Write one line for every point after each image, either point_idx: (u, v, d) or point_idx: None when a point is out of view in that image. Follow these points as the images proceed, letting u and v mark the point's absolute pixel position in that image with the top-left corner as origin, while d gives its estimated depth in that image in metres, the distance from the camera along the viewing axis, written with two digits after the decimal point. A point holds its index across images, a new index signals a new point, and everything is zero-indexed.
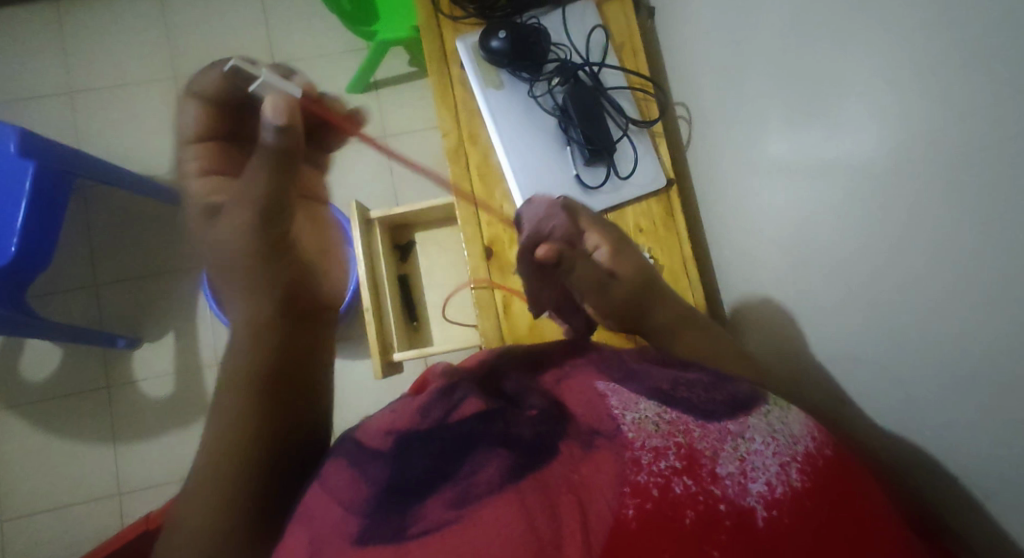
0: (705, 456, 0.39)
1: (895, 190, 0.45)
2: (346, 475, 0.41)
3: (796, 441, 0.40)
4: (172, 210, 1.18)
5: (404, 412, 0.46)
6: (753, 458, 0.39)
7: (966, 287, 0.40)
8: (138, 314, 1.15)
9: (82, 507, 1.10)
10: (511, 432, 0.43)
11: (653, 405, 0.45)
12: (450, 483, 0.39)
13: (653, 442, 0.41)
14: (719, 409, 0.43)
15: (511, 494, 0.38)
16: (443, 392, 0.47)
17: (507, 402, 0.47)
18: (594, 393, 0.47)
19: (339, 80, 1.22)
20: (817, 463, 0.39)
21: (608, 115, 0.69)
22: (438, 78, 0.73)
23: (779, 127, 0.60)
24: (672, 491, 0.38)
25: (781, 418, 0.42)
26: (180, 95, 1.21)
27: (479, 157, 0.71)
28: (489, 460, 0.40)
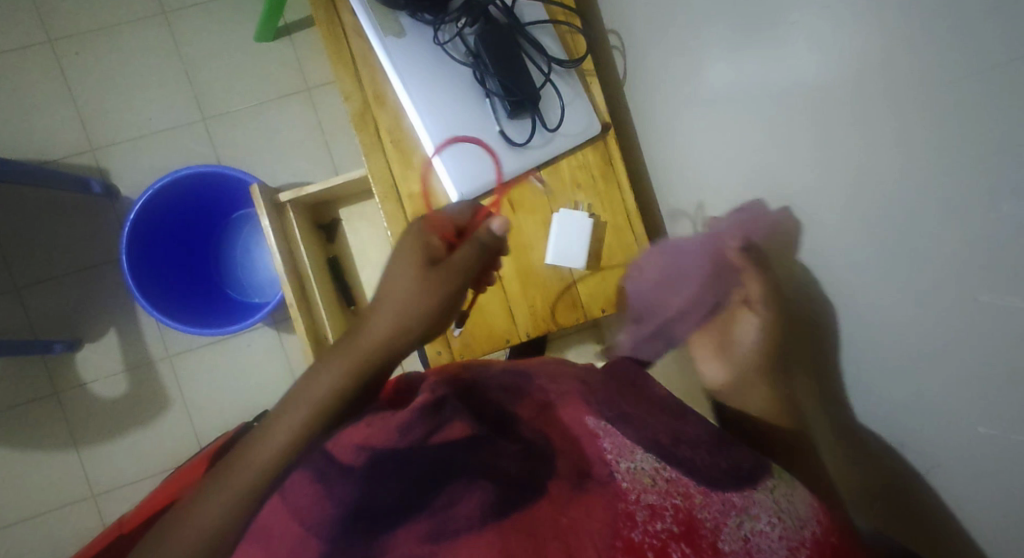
0: (705, 527, 0.37)
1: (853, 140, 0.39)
2: (311, 491, 0.41)
3: (803, 525, 0.36)
4: (83, 199, 1.07)
5: (385, 424, 0.44)
6: (758, 540, 0.36)
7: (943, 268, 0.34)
8: (72, 314, 1.07)
9: (58, 513, 1.09)
10: (495, 464, 0.43)
11: (651, 458, 0.43)
12: (426, 515, 0.40)
13: (648, 499, 0.40)
14: (721, 477, 0.41)
15: (488, 539, 0.38)
16: (427, 408, 0.46)
17: (492, 429, 0.46)
18: (586, 430, 0.47)
19: (244, 27, 1.08)
20: (825, 550, 0.34)
21: (528, 58, 0.59)
22: (327, 27, 0.62)
23: (720, 55, 0.52)
24: (667, 556, 0.36)
25: (789, 497, 0.38)
26: (61, 62, 1.06)
27: (389, 121, 0.62)
28: (469, 493, 0.40)
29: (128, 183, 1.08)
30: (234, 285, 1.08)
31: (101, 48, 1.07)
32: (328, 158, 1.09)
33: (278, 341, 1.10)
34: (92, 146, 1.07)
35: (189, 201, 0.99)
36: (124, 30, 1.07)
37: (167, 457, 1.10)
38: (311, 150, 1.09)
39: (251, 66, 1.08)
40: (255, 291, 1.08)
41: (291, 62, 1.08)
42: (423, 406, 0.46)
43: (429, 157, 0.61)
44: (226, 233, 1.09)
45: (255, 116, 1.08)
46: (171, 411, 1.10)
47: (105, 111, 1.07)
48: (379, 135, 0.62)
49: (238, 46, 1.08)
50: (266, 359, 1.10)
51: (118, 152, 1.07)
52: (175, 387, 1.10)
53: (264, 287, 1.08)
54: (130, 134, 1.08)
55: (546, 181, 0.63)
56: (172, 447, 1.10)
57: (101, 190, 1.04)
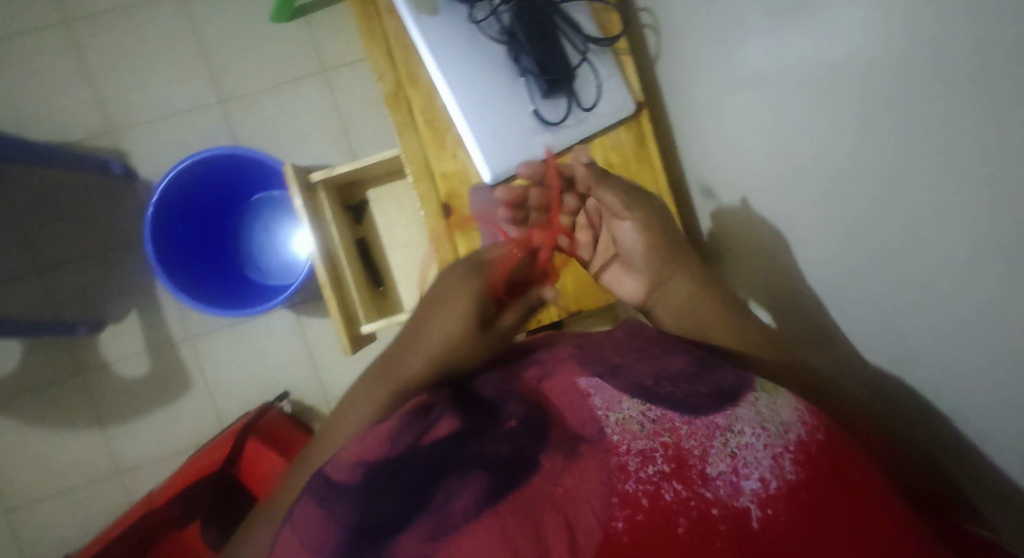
0: (693, 456, 0.38)
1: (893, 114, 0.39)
2: (315, 517, 0.40)
3: (787, 429, 0.38)
4: (103, 180, 1.08)
5: (373, 436, 0.43)
6: (745, 454, 0.37)
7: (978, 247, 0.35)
8: (93, 295, 1.08)
9: (84, 490, 1.11)
10: (487, 451, 0.42)
11: (637, 402, 0.42)
12: (425, 516, 0.39)
13: (638, 446, 0.39)
14: (704, 402, 0.41)
15: (489, 521, 0.37)
16: (416, 413, 0.45)
17: (483, 415, 0.46)
18: (576, 392, 0.45)
19: (262, 7, 1.07)
20: (810, 451, 0.37)
21: (563, 36, 0.59)
22: (361, 7, 0.62)
23: (757, 34, 0.52)
24: (663, 499, 0.37)
25: (771, 405, 0.40)
26: (78, 42, 1.06)
27: (422, 100, 0.62)
28: (464, 486, 0.39)
29: (147, 165, 1.08)
30: (254, 266, 1.09)
31: (118, 29, 1.06)
32: (346, 140, 1.09)
33: (297, 322, 1.11)
34: (110, 127, 1.07)
35: (210, 183, 0.99)
36: (141, 9, 1.06)
37: (190, 436, 1.11)
38: (329, 132, 1.08)
39: (269, 46, 1.07)
40: (276, 273, 1.09)
41: (308, 43, 1.08)
42: (410, 412, 0.45)
43: (464, 138, 0.61)
44: (246, 215, 1.09)
45: (272, 98, 1.08)
46: (193, 391, 1.11)
47: (122, 91, 1.07)
48: (413, 115, 0.62)
49: (255, 27, 1.07)
50: (286, 340, 1.11)
51: (137, 134, 1.07)
52: (198, 367, 1.11)
53: (285, 269, 1.09)
54: (148, 116, 1.07)
55: None
56: (195, 426, 1.11)
57: (121, 171, 1.04)
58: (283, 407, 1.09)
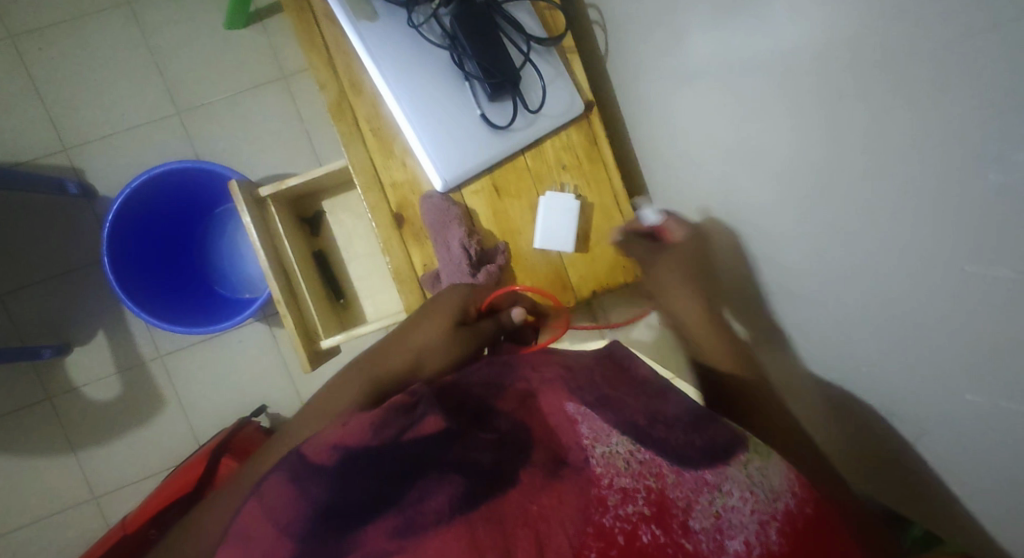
0: (677, 506, 0.40)
1: (838, 105, 0.38)
2: (286, 491, 0.42)
3: (777, 496, 0.39)
4: (59, 200, 1.05)
5: (357, 424, 0.46)
6: (729, 515, 0.39)
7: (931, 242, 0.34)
8: (57, 318, 1.06)
9: (60, 517, 1.09)
10: (468, 458, 0.44)
11: (627, 440, 0.45)
12: (397, 510, 0.41)
13: (621, 482, 0.42)
14: (695, 454, 0.43)
15: (460, 526, 0.40)
16: (402, 408, 0.48)
17: (471, 422, 0.48)
18: (565, 416, 0.48)
19: (213, 15, 1.04)
20: (797, 524, 0.38)
21: (506, 37, 0.58)
22: (298, 16, 0.60)
23: (701, 28, 0.51)
24: (639, 540, 0.39)
25: (763, 470, 0.41)
26: (26, 59, 1.03)
27: (367, 109, 0.61)
28: (440, 488, 0.41)
29: (105, 182, 1.05)
30: (220, 281, 1.07)
31: (66, 43, 1.03)
32: (309, 147, 1.07)
33: (270, 334, 1.09)
34: (64, 145, 1.04)
35: (167, 199, 0.96)
36: (88, 22, 1.03)
37: (167, 456, 1.09)
38: (291, 140, 1.06)
39: (223, 55, 1.05)
40: (243, 286, 1.07)
41: (264, 50, 1.05)
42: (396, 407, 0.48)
43: (411, 146, 0.60)
44: (208, 229, 1.07)
45: (230, 108, 1.06)
46: (166, 410, 1.09)
47: (74, 108, 1.04)
48: (358, 124, 0.61)
49: (209, 35, 1.05)
50: (259, 354, 1.09)
51: (92, 151, 1.05)
52: (169, 386, 1.09)
53: (252, 283, 1.07)
54: (103, 132, 1.05)
55: (531, 164, 0.62)
56: (170, 445, 1.10)
57: (77, 191, 1.02)
58: (261, 421, 1.08)
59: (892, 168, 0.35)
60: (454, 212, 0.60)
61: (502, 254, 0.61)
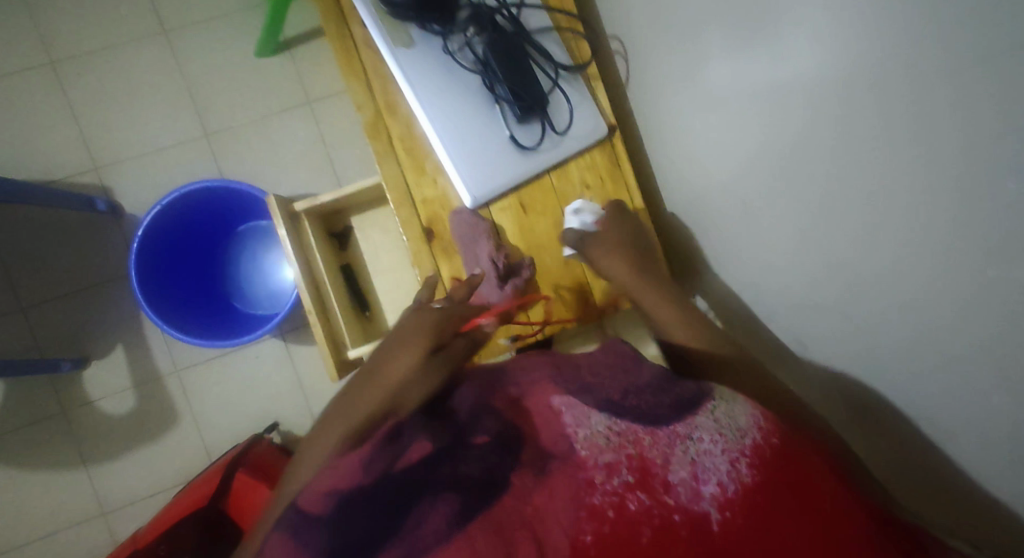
0: (656, 465, 0.38)
1: (850, 125, 0.41)
2: (281, 550, 0.37)
3: (743, 434, 0.39)
4: (88, 216, 1.08)
5: (346, 463, 0.41)
6: (704, 460, 0.37)
7: (942, 254, 0.37)
8: (78, 332, 1.07)
9: (67, 533, 1.08)
10: (459, 472, 0.40)
11: (605, 417, 0.43)
12: (397, 542, 0.37)
13: (604, 459, 0.40)
14: (666, 414, 0.43)
15: (460, 542, 0.36)
16: (386, 438, 0.43)
17: (455, 429, 0.45)
18: (551, 410, 0.45)
19: (245, 44, 1.09)
20: (765, 455, 0.37)
21: (535, 63, 0.61)
22: (339, 42, 0.64)
23: (720, 57, 0.55)
24: (628, 509, 0.37)
25: (727, 413, 0.41)
26: (64, 82, 1.07)
27: (401, 129, 0.64)
28: (437, 508, 0.38)
29: (133, 200, 1.09)
30: (240, 297, 1.09)
31: (103, 68, 1.08)
32: (331, 169, 1.10)
33: (285, 350, 1.11)
34: (96, 164, 1.08)
35: (192, 217, 0.99)
36: (126, 49, 1.08)
37: (178, 472, 1.10)
38: (314, 162, 1.10)
39: (252, 81, 1.09)
40: (262, 303, 1.09)
41: (291, 76, 1.10)
42: (382, 437, 0.43)
43: (443, 164, 0.63)
44: (227, 247, 1.09)
45: (257, 131, 1.10)
46: (180, 425, 1.10)
47: (107, 129, 1.08)
48: (392, 143, 0.64)
49: (238, 62, 1.09)
50: (274, 370, 1.11)
51: (122, 170, 1.08)
52: (184, 401, 1.10)
53: (270, 299, 1.09)
54: (133, 152, 1.09)
55: (556, 183, 0.65)
56: (182, 461, 1.10)
57: (106, 208, 1.05)
58: (273, 438, 1.09)
59: (906, 188, 0.38)
60: (483, 227, 0.63)
61: (527, 268, 0.64)
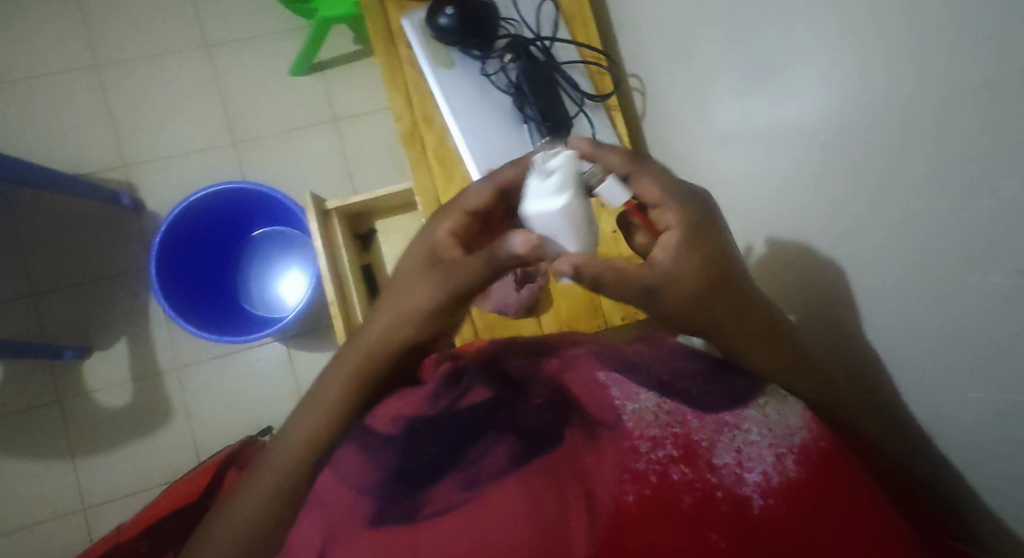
0: (702, 447, 0.42)
1: (835, 152, 0.47)
2: (356, 460, 0.45)
3: (792, 433, 0.41)
4: (110, 210, 1.12)
5: (413, 396, 0.49)
6: (749, 450, 0.41)
7: (913, 266, 0.41)
8: (85, 321, 1.09)
9: (45, 525, 1.06)
10: (517, 421, 0.46)
11: (653, 396, 0.47)
12: (459, 469, 0.43)
13: (650, 433, 0.43)
14: (716, 401, 0.45)
15: (516, 480, 0.41)
16: (450, 379, 0.51)
17: (513, 388, 0.51)
18: (597, 383, 0.49)
19: (279, 62, 1.16)
20: (812, 454, 0.40)
21: (563, 91, 0.68)
22: (386, 59, 0.70)
23: (730, 96, 0.61)
24: (671, 477, 0.40)
25: (779, 410, 0.43)
26: (104, 84, 1.13)
27: (434, 139, 0.69)
28: (499, 445, 0.43)
29: (155, 199, 1.13)
30: (252, 299, 1.13)
31: (142, 74, 1.14)
32: (350, 184, 1.16)
33: (287, 356, 1.13)
34: (124, 162, 1.12)
35: (222, 214, 1.04)
36: (167, 59, 1.15)
37: (165, 471, 1.09)
38: (334, 176, 1.15)
39: (282, 97, 1.16)
40: (273, 305, 1.12)
41: (321, 96, 1.16)
42: (445, 379, 0.51)
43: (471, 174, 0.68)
44: (250, 248, 1.14)
45: (283, 143, 1.15)
46: (174, 422, 1.10)
47: (139, 131, 1.13)
48: (426, 152, 0.69)
49: (273, 79, 1.16)
50: (274, 374, 1.13)
51: (148, 169, 1.13)
52: (181, 398, 1.11)
53: (281, 303, 1.12)
54: (161, 153, 1.13)
55: None
56: (171, 459, 1.10)
57: (130, 203, 1.09)
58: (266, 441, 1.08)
59: (886, 209, 0.43)
60: None
61: (542, 276, 0.68)
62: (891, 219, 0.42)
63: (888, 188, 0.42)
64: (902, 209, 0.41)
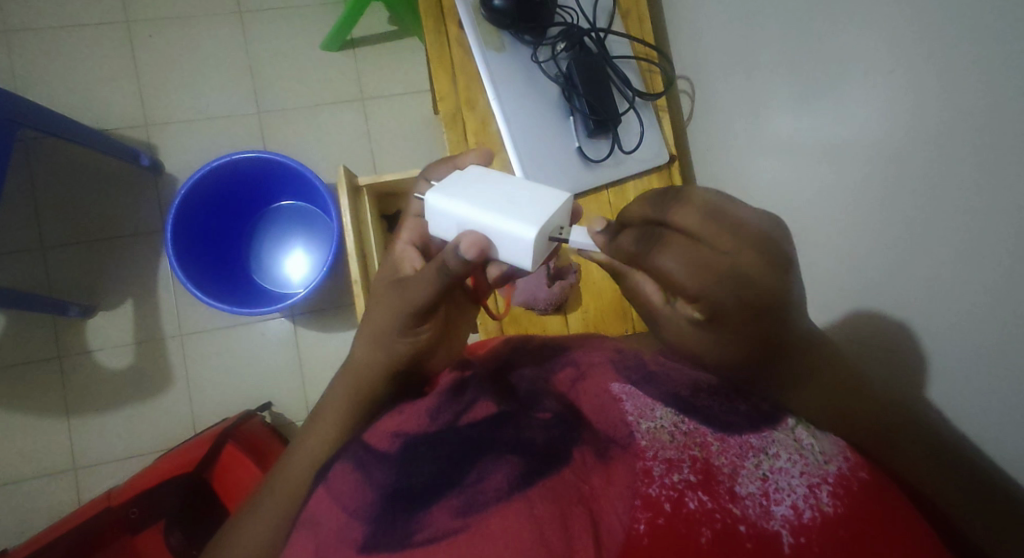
0: (722, 473, 0.40)
1: (900, 167, 0.46)
2: (350, 479, 0.42)
3: (827, 462, 0.40)
4: (127, 168, 1.10)
5: (414, 412, 0.46)
6: (776, 478, 0.39)
7: (984, 289, 0.40)
8: (92, 279, 1.07)
9: (34, 482, 1.04)
10: (523, 437, 0.43)
11: (669, 413, 0.45)
12: (457, 491, 0.40)
13: (666, 454, 0.41)
14: (740, 423, 0.43)
15: (520, 504, 0.39)
16: (453, 393, 0.48)
17: (521, 404, 0.48)
18: (608, 395, 0.47)
19: (313, 36, 1.14)
20: (850, 486, 0.38)
21: (614, 86, 0.66)
22: (435, 36, 0.69)
23: (785, 106, 0.59)
24: (686, 506, 0.38)
25: (812, 435, 0.42)
26: (133, 41, 1.11)
27: (476, 122, 0.68)
28: (497, 467, 0.40)
29: (174, 161, 1.10)
30: (260, 274, 1.10)
31: (174, 34, 1.12)
32: (372, 165, 1.14)
33: (292, 333, 1.11)
34: (147, 121, 1.10)
35: (230, 188, 1.01)
36: (200, 21, 1.12)
37: (160, 438, 1.07)
38: (357, 155, 1.14)
39: (313, 70, 1.14)
40: (281, 283, 1.10)
41: (350, 73, 1.14)
42: (449, 392, 0.48)
43: (510, 161, 0.66)
44: (260, 224, 1.11)
45: (308, 116, 1.13)
46: (172, 390, 1.08)
47: (165, 91, 1.11)
48: (466, 134, 0.68)
49: (303, 51, 1.14)
50: (277, 351, 1.10)
51: (171, 131, 1.11)
52: (182, 366, 1.09)
53: (290, 281, 1.10)
54: (184, 116, 1.11)
55: (613, 200, 0.69)
56: (167, 426, 1.07)
57: (149, 163, 1.06)
58: (264, 417, 1.06)
59: (954, 233, 0.42)
60: None
61: (573, 274, 0.68)
62: (964, 240, 0.41)
63: (964, 204, 0.41)
64: (977, 231, 0.40)
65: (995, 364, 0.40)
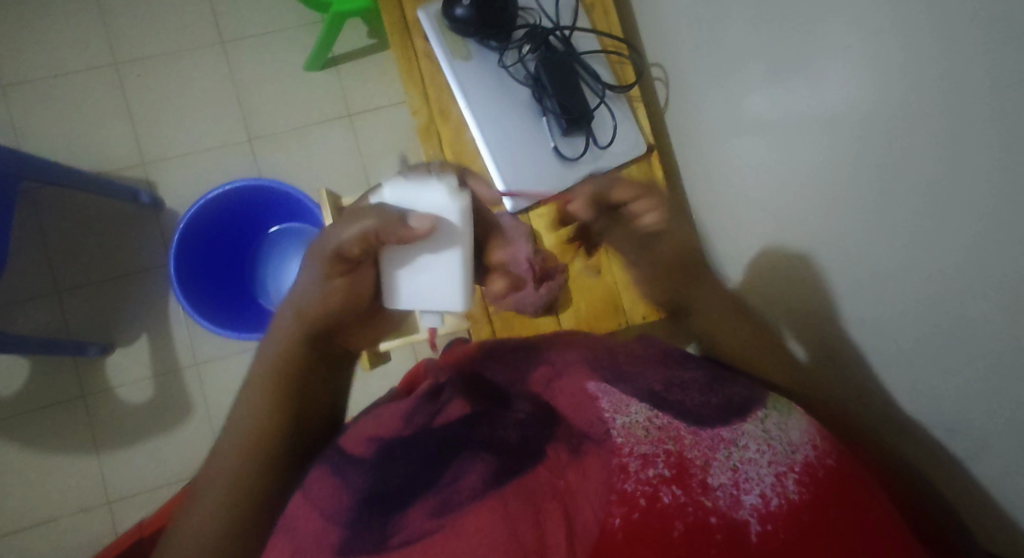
0: (695, 465, 0.39)
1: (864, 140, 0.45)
2: (326, 484, 0.42)
3: (795, 449, 0.40)
4: (130, 207, 1.12)
5: (389, 417, 0.48)
6: (746, 468, 0.38)
7: (950, 260, 0.39)
8: (107, 318, 1.10)
9: (71, 518, 1.08)
10: (496, 436, 0.44)
11: (645, 408, 0.44)
12: (431, 493, 0.40)
13: (641, 449, 0.40)
14: (711, 414, 0.44)
15: (493, 501, 0.39)
16: (428, 395, 0.50)
17: (494, 404, 0.49)
18: (585, 394, 0.47)
19: (296, 57, 1.15)
20: (816, 474, 0.38)
21: (583, 82, 0.66)
22: (401, 51, 0.69)
23: (758, 86, 0.58)
24: (661, 501, 0.37)
25: (779, 424, 0.42)
26: (125, 82, 1.14)
27: (451, 132, 0.68)
28: (471, 466, 0.41)
29: (174, 196, 1.13)
30: (265, 295, 1.13)
31: (163, 71, 1.14)
32: (364, 179, 1.15)
33: None
34: (144, 160, 1.13)
35: (224, 221, 1.03)
36: (186, 55, 1.14)
37: (186, 466, 1.10)
38: (349, 171, 1.15)
39: (298, 92, 1.15)
40: None
41: (335, 91, 1.15)
42: (425, 395, 0.49)
43: (489, 170, 0.67)
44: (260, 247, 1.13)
45: (298, 138, 1.14)
46: (193, 418, 1.11)
47: (158, 128, 1.14)
48: (443, 145, 0.69)
49: (286, 75, 1.15)
50: None
51: (168, 167, 1.13)
52: (200, 394, 1.11)
53: None
54: (179, 150, 1.14)
55: None
56: (191, 454, 1.10)
57: (149, 201, 1.09)
58: None
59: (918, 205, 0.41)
60: (522, 228, 0.66)
61: (560, 273, 0.67)
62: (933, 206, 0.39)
63: (931, 168, 0.39)
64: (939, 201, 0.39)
65: (970, 338, 0.39)
